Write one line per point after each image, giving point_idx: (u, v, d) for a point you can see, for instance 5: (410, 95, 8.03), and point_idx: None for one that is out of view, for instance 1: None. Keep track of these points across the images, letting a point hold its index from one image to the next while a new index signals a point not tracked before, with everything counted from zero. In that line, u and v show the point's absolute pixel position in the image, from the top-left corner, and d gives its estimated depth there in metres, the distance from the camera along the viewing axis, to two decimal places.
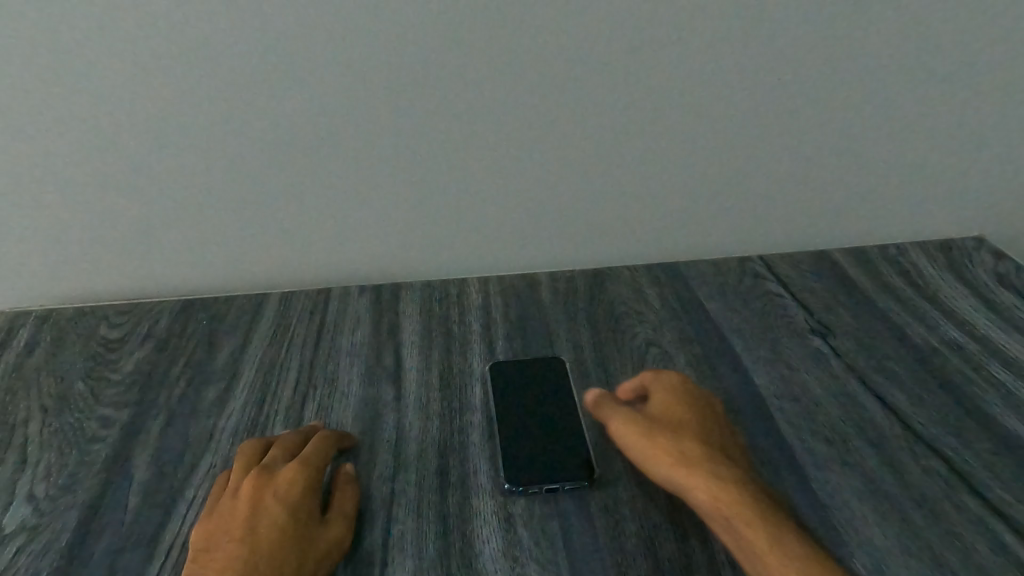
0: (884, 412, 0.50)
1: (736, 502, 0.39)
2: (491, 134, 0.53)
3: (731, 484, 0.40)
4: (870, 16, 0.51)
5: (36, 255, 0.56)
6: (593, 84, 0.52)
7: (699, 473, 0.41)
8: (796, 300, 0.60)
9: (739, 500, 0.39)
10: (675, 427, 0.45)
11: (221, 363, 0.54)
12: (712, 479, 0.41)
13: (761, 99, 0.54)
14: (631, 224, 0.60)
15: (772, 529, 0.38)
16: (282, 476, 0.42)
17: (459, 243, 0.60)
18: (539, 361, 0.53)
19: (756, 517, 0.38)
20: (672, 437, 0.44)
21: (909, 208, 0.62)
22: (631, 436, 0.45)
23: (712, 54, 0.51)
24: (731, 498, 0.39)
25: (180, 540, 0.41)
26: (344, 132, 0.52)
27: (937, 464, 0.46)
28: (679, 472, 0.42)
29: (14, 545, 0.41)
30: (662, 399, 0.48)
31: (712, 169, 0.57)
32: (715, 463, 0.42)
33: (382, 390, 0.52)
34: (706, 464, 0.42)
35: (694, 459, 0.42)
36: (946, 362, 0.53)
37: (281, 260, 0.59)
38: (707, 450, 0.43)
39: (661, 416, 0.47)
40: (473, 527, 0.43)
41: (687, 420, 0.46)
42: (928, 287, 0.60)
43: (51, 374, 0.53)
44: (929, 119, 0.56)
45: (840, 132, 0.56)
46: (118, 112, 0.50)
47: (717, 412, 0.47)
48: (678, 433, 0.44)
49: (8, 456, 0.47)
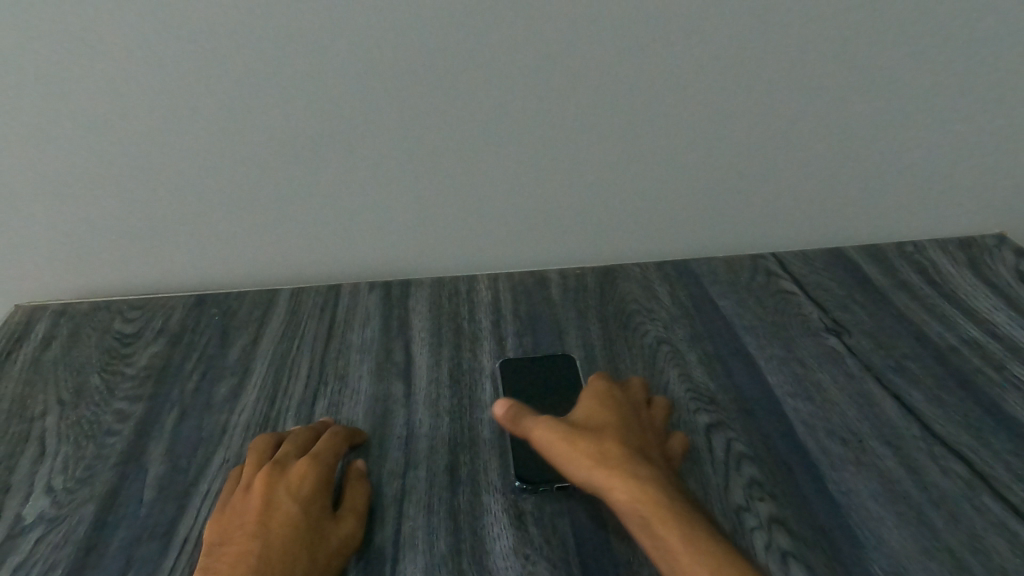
0: (902, 412, 0.49)
1: (654, 500, 0.37)
2: (502, 131, 0.53)
3: (653, 485, 0.38)
4: (896, 8, 0.49)
5: (53, 251, 0.56)
6: (606, 79, 0.51)
7: (620, 473, 0.38)
8: (810, 298, 0.59)
9: (656, 498, 0.37)
10: (597, 428, 0.42)
11: (233, 358, 0.55)
12: (632, 480, 0.38)
13: (778, 94, 0.52)
14: (641, 221, 0.60)
15: (693, 530, 0.35)
16: (294, 471, 0.43)
17: (468, 240, 0.60)
18: (550, 359, 0.53)
19: (676, 518, 0.36)
20: (593, 435, 0.41)
21: (927, 205, 0.61)
22: (544, 436, 0.42)
23: (730, 48, 0.50)
24: (649, 497, 0.37)
25: (195, 533, 0.42)
26: (355, 129, 0.51)
27: (957, 465, 0.45)
28: (600, 474, 0.39)
29: (34, 536, 0.42)
30: (586, 402, 0.45)
31: (725, 166, 0.56)
32: (636, 465, 0.39)
33: (392, 386, 0.52)
34: (625, 461, 0.39)
35: (615, 460, 0.39)
36: (966, 362, 0.52)
37: (292, 257, 0.59)
38: (628, 450, 0.40)
39: (582, 417, 0.43)
40: (484, 524, 0.42)
41: (610, 419, 0.43)
42: (947, 285, 0.59)
43: (67, 367, 0.54)
44: (951, 113, 0.54)
45: (858, 128, 0.55)
46: (130, 111, 0.49)
47: (642, 417, 0.45)
48: (597, 432, 0.41)
49: (26, 448, 0.48)
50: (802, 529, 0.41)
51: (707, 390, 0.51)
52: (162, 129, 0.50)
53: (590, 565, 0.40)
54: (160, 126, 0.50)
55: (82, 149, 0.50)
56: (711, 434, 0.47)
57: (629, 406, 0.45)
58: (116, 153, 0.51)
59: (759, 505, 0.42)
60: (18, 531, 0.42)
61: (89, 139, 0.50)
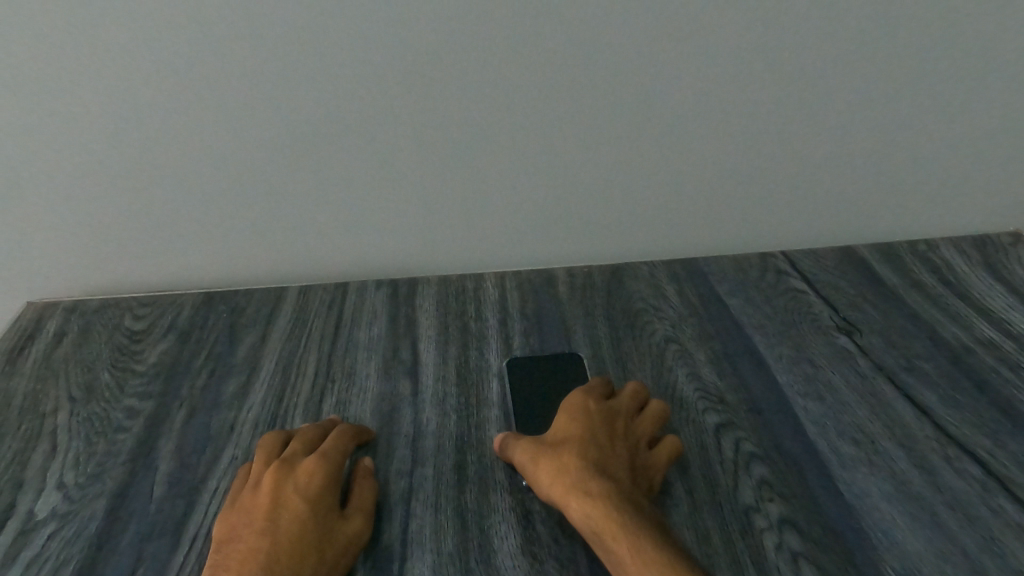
0: (914, 413, 0.48)
1: (605, 518, 0.38)
2: (510, 128, 0.52)
3: (604, 504, 0.39)
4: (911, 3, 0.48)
5: (63, 249, 0.57)
6: (615, 75, 0.50)
7: (573, 492, 0.40)
8: (821, 297, 0.58)
9: (607, 517, 0.38)
10: (560, 444, 0.43)
11: (241, 355, 0.55)
12: (584, 499, 0.39)
13: (790, 90, 0.52)
14: (649, 219, 0.60)
15: (636, 547, 0.37)
16: (301, 469, 0.43)
17: (475, 238, 0.60)
18: (556, 358, 0.53)
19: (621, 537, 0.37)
20: (553, 453, 0.42)
21: (941, 203, 0.60)
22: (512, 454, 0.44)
23: (741, 43, 0.49)
24: (600, 515, 0.39)
25: (204, 530, 0.42)
26: (363, 127, 0.51)
27: (971, 466, 0.44)
28: (556, 492, 0.41)
29: (47, 531, 0.42)
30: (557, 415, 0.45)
31: (735, 164, 0.56)
32: (590, 482, 0.40)
33: (399, 384, 0.52)
34: (578, 480, 0.40)
35: (570, 478, 0.41)
36: (980, 362, 0.52)
37: (300, 255, 0.59)
38: (585, 467, 0.41)
39: (551, 432, 0.45)
40: (491, 523, 0.42)
41: (575, 433, 0.43)
42: (960, 284, 0.58)
43: (78, 364, 0.54)
44: (967, 110, 0.53)
45: (871, 125, 0.54)
46: (138, 110, 0.49)
47: (616, 422, 0.45)
48: (555, 449, 0.43)
49: (38, 444, 0.48)
50: (813, 531, 0.40)
51: (715, 389, 0.50)
52: (170, 126, 0.50)
53: (597, 565, 0.40)
54: (168, 123, 0.50)
55: (91, 146, 0.51)
56: (720, 434, 0.47)
57: (601, 415, 0.45)
58: (125, 150, 0.51)
59: (769, 506, 0.42)
60: (31, 526, 0.43)
61: (97, 136, 0.50)
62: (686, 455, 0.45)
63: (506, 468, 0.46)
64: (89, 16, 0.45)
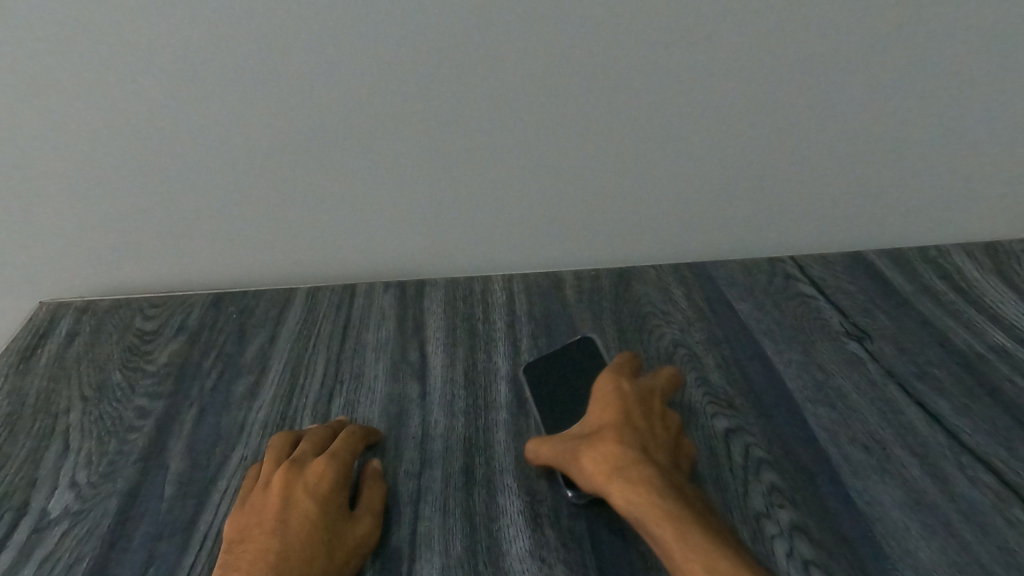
0: (926, 420, 0.48)
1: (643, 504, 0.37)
2: (519, 132, 0.53)
3: (648, 489, 0.38)
4: (922, 11, 0.48)
5: (74, 250, 0.57)
6: (626, 77, 0.50)
7: (614, 479, 0.39)
8: (830, 303, 0.58)
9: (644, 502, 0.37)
10: (599, 431, 0.42)
11: (250, 356, 0.55)
12: (626, 485, 0.38)
13: (800, 94, 0.52)
14: (657, 223, 0.60)
15: (683, 531, 0.35)
16: (311, 469, 0.43)
17: (483, 241, 0.60)
18: (572, 345, 0.52)
19: (667, 520, 0.36)
20: (592, 441, 0.41)
21: (951, 209, 0.59)
22: (546, 442, 0.44)
23: (752, 47, 0.49)
24: (643, 501, 0.37)
25: (214, 530, 0.42)
26: (373, 132, 0.52)
27: (985, 475, 0.44)
28: (598, 480, 0.40)
29: (60, 530, 0.43)
30: (593, 403, 0.44)
31: (744, 170, 0.56)
32: (632, 468, 0.39)
33: (407, 386, 0.52)
34: (616, 466, 0.39)
35: (610, 465, 0.39)
36: (992, 369, 0.51)
37: (308, 256, 0.60)
38: (625, 454, 0.40)
39: (588, 421, 0.44)
40: (500, 526, 0.42)
41: (612, 420, 0.42)
42: (972, 290, 0.58)
43: (90, 364, 0.55)
44: (976, 117, 0.53)
45: (881, 130, 0.54)
46: (150, 113, 0.49)
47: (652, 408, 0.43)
48: (593, 437, 0.42)
49: (52, 443, 0.49)
50: (824, 538, 0.40)
51: (724, 394, 0.50)
52: (180, 126, 0.50)
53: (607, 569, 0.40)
54: (178, 123, 0.50)
55: (101, 146, 0.51)
56: (730, 439, 0.47)
57: (636, 400, 0.43)
58: (135, 151, 0.51)
59: (779, 512, 0.42)
60: (44, 524, 0.43)
61: (108, 136, 0.50)
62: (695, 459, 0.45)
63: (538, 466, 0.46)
64: (100, 21, 0.45)
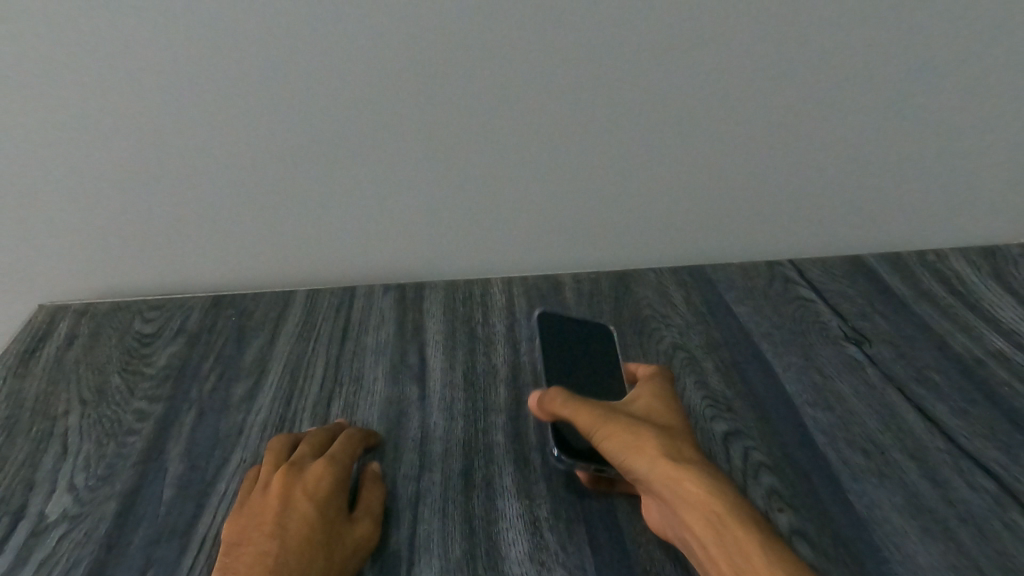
0: (924, 424, 0.48)
1: (693, 491, 0.36)
2: (520, 135, 0.53)
3: (725, 484, 0.37)
4: (919, 17, 0.48)
5: (74, 253, 0.57)
6: (625, 82, 0.50)
7: (694, 469, 0.37)
8: (829, 307, 0.58)
9: (694, 490, 0.36)
10: (663, 425, 0.41)
11: (249, 358, 0.55)
12: (706, 477, 0.37)
13: (799, 99, 0.52)
14: (656, 226, 0.60)
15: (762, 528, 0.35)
16: (310, 472, 0.43)
17: (483, 244, 0.60)
18: (590, 326, 0.52)
19: (748, 517, 0.35)
20: (662, 430, 0.40)
21: (949, 214, 0.60)
22: (574, 412, 0.42)
23: (750, 53, 0.49)
24: (723, 494, 0.36)
25: (213, 534, 0.42)
26: (373, 136, 0.52)
27: (984, 479, 0.44)
28: (671, 467, 0.37)
29: (57, 533, 0.43)
30: (646, 400, 0.44)
31: (742, 174, 0.56)
32: (705, 464, 0.38)
33: (407, 389, 0.52)
34: (692, 459, 0.38)
35: (687, 457, 0.38)
36: (991, 373, 0.52)
37: (307, 259, 0.60)
38: (695, 451, 0.39)
39: (644, 414, 0.42)
40: (499, 529, 0.42)
41: (673, 420, 0.42)
42: (970, 295, 0.58)
43: (89, 366, 0.55)
44: (973, 123, 0.54)
45: (879, 135, 0.54)
46: (150, 116, 0.50)
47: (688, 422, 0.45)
48: (662, 428, 0.40)
49: (50, 446, 0.48)
50: (823, 542, 0.40)
51: (723, 397, 0.50)
52: (181, 130, 0.50)
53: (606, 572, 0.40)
54: (178, 126, 0.50)
55: (102, 148, 0.51)
56: (729, 442, 0.47)
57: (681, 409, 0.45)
58: (136, 154, 0.51)
59: (779, 515, 0.42)
60: (42, 528, 0.43)
61: (108, 139, 0.50)
62: None
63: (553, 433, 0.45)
64: (102, 25, 0.45)
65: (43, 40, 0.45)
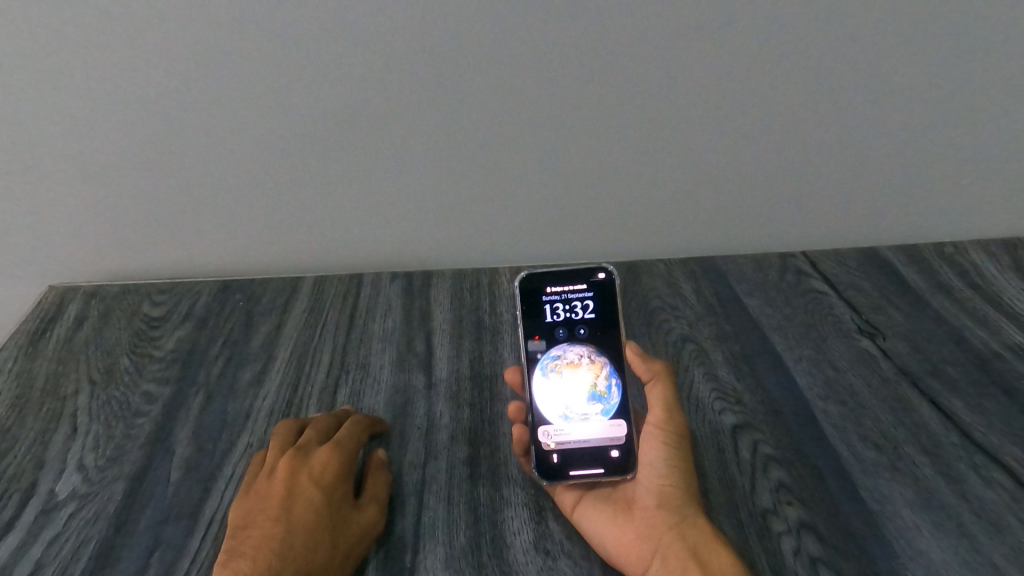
0: (940, 420, 0.47)
1: (714, 552, 0.38)
2: (531, 119, 0.52)
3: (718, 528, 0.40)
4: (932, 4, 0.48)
5: (82, 234, 0.57)
6: (636, 67, 0.50)
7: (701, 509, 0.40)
8: (842, 299, 0.57)
9: (716, 553, 0.38)
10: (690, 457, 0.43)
11: (257, 344, 0.55)
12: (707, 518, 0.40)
13: (816, 85, 0.51)
14: (668, 215, 0.58)
15: None
16: (316, 458, 0.43)
17: (490, 232, 0.59)
18: (583, 271, 0.47)
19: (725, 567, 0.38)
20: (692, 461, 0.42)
21: (971, 205, 0.58)
22: (664, 405, 0.42)
23: (761, 38, 0.49)
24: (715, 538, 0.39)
25: (219, 516, 0.42)
26: (381, 119, 0.51)
27: (999, 474, 0.43)
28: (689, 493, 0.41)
29: (68, 511, 0.43)
30: None
31: (757, 162, 0.55)
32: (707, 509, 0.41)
33: (413, 376, 0.52)
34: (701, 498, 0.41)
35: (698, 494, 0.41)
36: (1010, 369, 0.50)
37: (312, 245, 0.59)
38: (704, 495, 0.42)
39: None
40: (504, 518, 0.42)
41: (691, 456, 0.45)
42: (989, 288, 0.57)
43: (98, 349, 0.55)
44: (994, 112, 0.52)
45: (896, 124, 0.53)
46: (163, 98, 0.50)
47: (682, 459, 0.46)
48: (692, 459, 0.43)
49: (61, 426, 0.49)
50: (832, 536, 0.40)
51: (733, 390, 0.50)
52: (186, 112, 0.51)
53: (613, 567, 0.40)
54: (188, 108, 0.50)
55: (112, 129, 0.51)
56: (738, 436, 0.46)
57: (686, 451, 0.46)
58: (144, 136, 0.52)
59: (787, 509, 0.41)
60: (52, 506, 0.44)
61: (119, 120, 0.51)
62: (704, 458, 0.45)
63: (534, 440, 0.43)
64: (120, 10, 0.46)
65: (65, 23, 0.46)
